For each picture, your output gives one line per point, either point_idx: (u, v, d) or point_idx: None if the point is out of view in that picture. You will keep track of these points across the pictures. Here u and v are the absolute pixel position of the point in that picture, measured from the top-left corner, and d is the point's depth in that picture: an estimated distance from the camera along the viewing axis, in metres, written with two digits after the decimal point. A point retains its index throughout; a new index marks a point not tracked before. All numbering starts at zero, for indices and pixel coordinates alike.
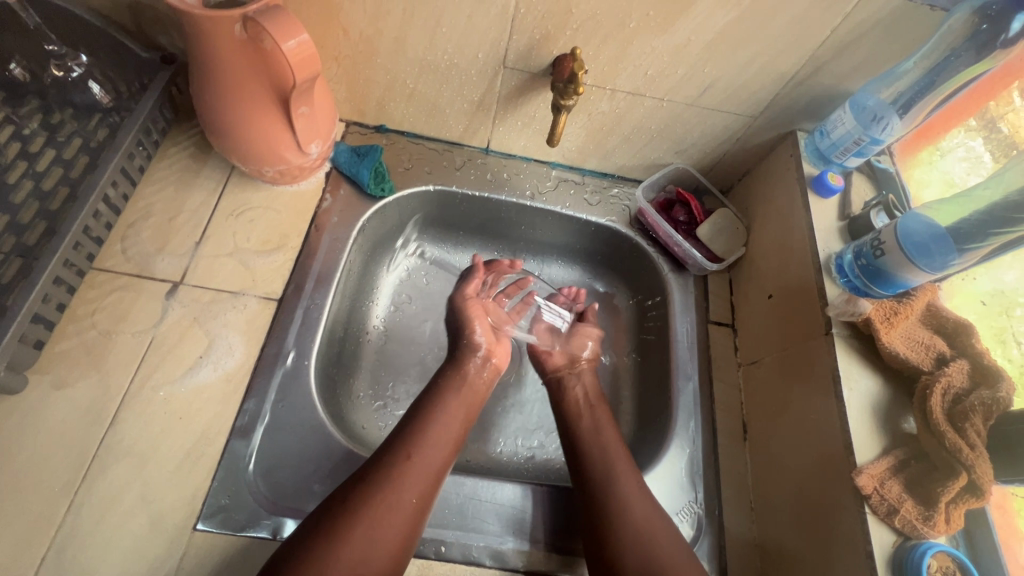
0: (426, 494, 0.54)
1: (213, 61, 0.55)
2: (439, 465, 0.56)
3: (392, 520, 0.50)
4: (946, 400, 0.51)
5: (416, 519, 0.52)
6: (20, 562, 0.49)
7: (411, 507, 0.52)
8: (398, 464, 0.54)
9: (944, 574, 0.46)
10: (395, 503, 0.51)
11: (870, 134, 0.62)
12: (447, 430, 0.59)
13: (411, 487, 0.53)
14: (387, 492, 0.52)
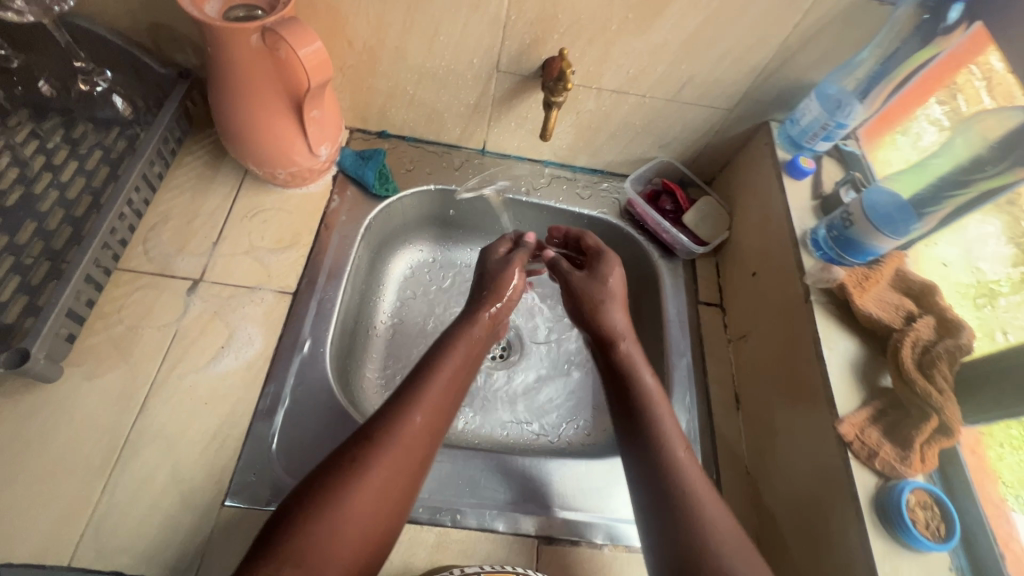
0: (432, 446, 0.51)
1: (231, 71, 0.59)
2: (446, 415, 0.53)
3: (399, 472, 0.47)
4: (916, 351, 0.56)
5: (420, 471, 0.49)
6: (60, 539, 0.52)
7: (416, 458, 0.49)
8: (405, 416, 0.50)
9: (922, 508, 0.50)
10: (403, 454, 0.48)
11: (836, 119, 0.68)
12: (453, 378, 0.55)
13: (418, 439, 0.49)
14: (395, 443, 0.48)
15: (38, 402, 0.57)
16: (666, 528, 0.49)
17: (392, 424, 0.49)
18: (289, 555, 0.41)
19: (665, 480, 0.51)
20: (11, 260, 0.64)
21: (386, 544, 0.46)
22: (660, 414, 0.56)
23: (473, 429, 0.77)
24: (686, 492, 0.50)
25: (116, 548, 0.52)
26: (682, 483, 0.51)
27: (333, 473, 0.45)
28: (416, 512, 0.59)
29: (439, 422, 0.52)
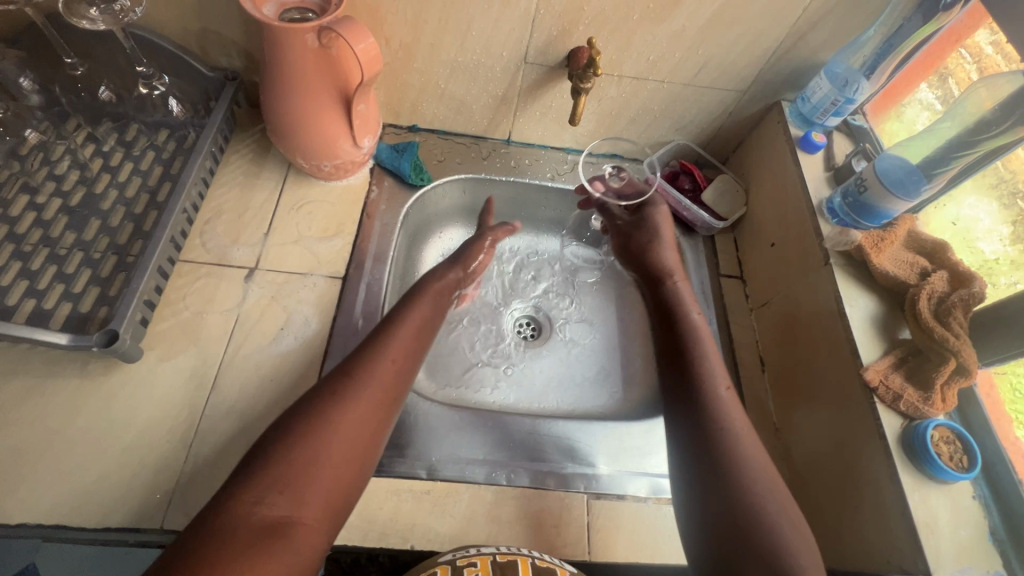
0: (395, 392, 0.56)
1: (285, 69, 0.64)
2: (406, 367, 0.58)
3: (366, 414, 0.52)
4: (932, 302, 0.60)
5: (386, 414, 0.54)
6: (151, 504, 0.56)
7: (379, 403, 0.54)
8: (365, 368, 0.55)
9: (946, 443, 0.55)
10: (367, 399, 0.53)
11: (845, 95, 0.73)
12: (408, 337, 0.61)
13: (381, 385, 0.55)
14: (355, 389, 0.53)
15: (120, 381, 0.62)
16: (700, 447, 0.53)
17: (353, 374, 0.55)
18: (268, 484, 0.45)
19: (709, 409, 0.56)
20: (81, 255, 0.69)
21: (362, 477, 0.51)
22: (707, 353, 0.62)
23: (512, 402, 0.81)
24: (727, 423, 0.55)
25: (202, 511, 0.57)
26: (729, 416, 0.55)
27: (304, 415, 0.50)
28: (473, 473, 0.64)
29: (399, 372, 0.57)
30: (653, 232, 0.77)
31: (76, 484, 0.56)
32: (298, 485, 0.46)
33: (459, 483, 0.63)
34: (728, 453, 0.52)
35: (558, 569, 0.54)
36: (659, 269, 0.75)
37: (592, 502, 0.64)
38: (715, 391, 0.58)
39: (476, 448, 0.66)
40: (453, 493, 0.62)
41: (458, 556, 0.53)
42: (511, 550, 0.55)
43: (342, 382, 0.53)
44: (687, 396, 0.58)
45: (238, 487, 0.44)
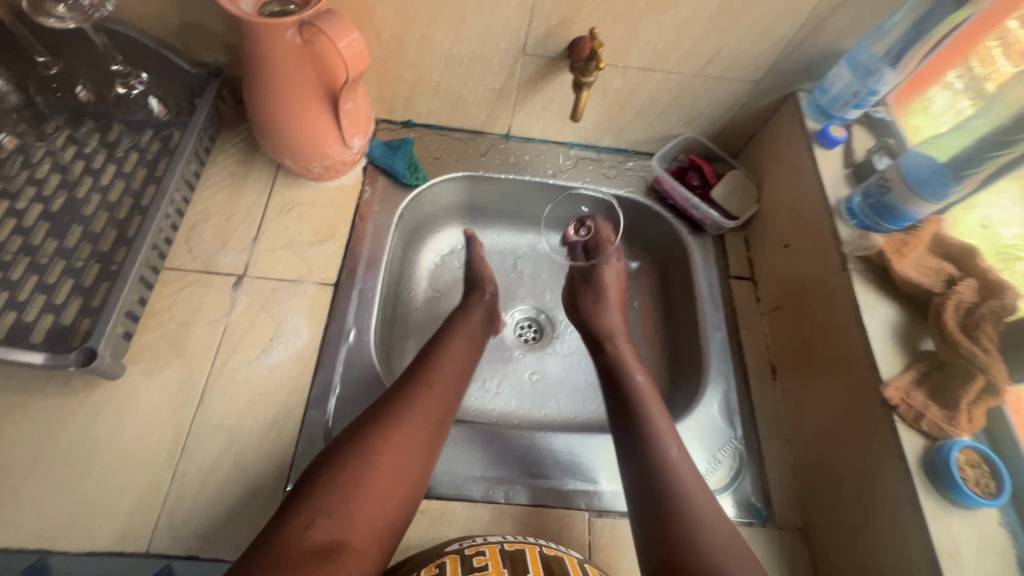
0: (441, 418, 0.57)
1: (267, 67, 0.60)
2: (450, 394, 0.60)
3: (414, 438, 0.53)
4: (959, 314, 0.56)
5: (433, 439, 0.55)
6: (138, 526, 0.54)
7: (426, 428, 0.55)
8: (410, 395, 0.57)
9: (971, 466, 0.51)
10: (414, 423, 0.54)
11: (867, 87, 0.68)
12: (451, 366, 0.62)
13: (426, 410, 0.56)
14: (405, 414, 0.54)
15: (103, 397, 0.60)
16: (642, 477, 0.55)
17: (399, 400, 0.56)
18: (320, 508, 0.46)
19: (648, 443, 0.57)
20: (63, 264, 0.66)
21: (409, 502, 0.51)
22: (650, 396, 0.63)
23: (513, 410, 0.79)
24: (680, 488, 0.53)
25: (189, 533, 0.55)
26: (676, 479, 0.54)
27: (351, 440, 0.51)
28: (470, 490, 0.62)
29: (444, 398, 0.59)
30: (599, 291, 0.78)
31: (60, 506, 0.54)
32: (347, 509, 0.47)
33: (455, 501, 0.61)
34: (668, 482, 0.53)
35: (566, 556, 0.55)
36: (600, 334, 0.73)
37: (593, 520, 0.61)
38: (647, 419, 0.59)
39: (473, 465, 0.64)
40: (449, 512, 0.60)
41: (465, 545, 0.54)
42: (517, 539, 0.56)
43: (387, 408, 0.55)
44: (631, 433, 0.59)
45: (291, 511, 0.46)
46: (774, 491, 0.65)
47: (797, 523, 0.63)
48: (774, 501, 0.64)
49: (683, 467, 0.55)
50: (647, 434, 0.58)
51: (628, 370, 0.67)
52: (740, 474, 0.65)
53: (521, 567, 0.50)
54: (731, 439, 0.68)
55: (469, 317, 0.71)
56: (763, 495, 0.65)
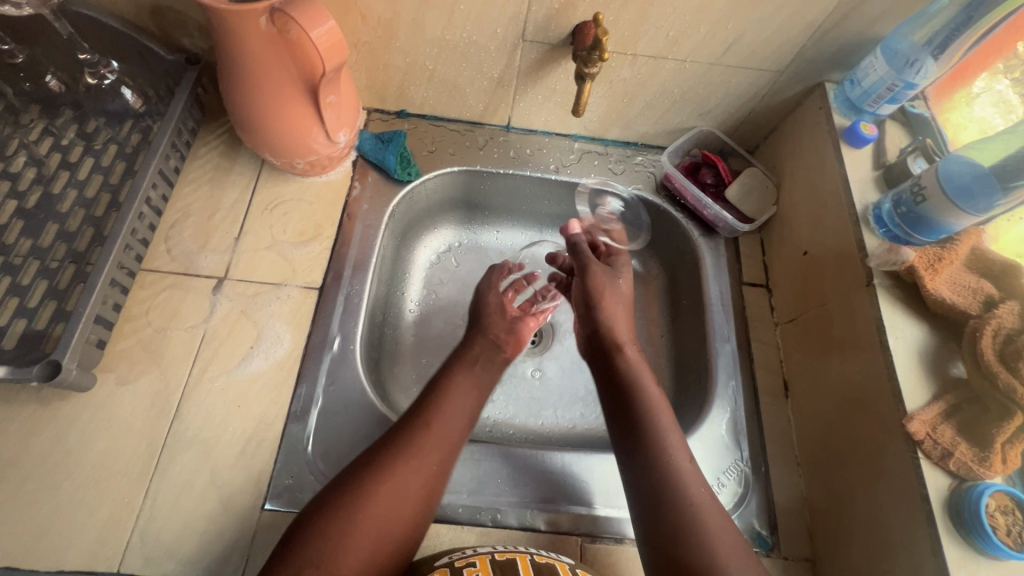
0: (444, 460, 0.52)
1: (242, 58, 0.56)
2: (456, 432, 0.55)
3: (411, 484, 0.49)
4: (998, 341, 0.51)
5: (433, 484, 0.51)
6: (110, 545, 0.52)
7: (425, 473, 0.50)
8: (410, 435, 0.52)
9: (1002, 512, 0.47)
10: (411, 468, 0.50)
11: (904, 79, 0.61)
12: (457, 399, 0.58)
13: (425, 451, 0.52)
14: (406, 458, 0.50)
15: (76, 407, 0.57)
16: (659, 521, 0.49)
17: (399, 440, 0.52)
18: (306, 560, 0.43)
19: (664, 481, 0.51)
20: (37, 265, 0.63)
21: (403, 551, 0.48)
22: (665, 420, 0.56)
23: (507, 420, 0.75)
24: (687, 511, 0.49)
25: (162, 554, 0.53)
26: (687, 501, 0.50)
27: (345, 485, 0.48)
28: (456, 512, 0.59)
29: (447, 437, 0.54)
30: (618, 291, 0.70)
31: (31, 521, 0.52)
32: (335, 562, 0.43)
33: (440, 523, 0.58)
34: (689, 530, 0.48)
35: (558, 562, 0.51)
36: (612, 340, 0.65)
37: (585, 546, 0.58)
38: (660, 438, 0.54)
39: (461, 484, 0.60)
40: (433, 535, 0.57)
41: (455, 558, 0.51)
42: (508, 549, 0.52)
43: (386, 450, 0.51)
44: (643, 468, 0.53)
45: (276, 562, 0.43)
46: (780, 520, 0.61)
47: (803, 553, 0.59)
48: (780, 530, 0.60)
49: (708, 508, 0.50)
50: (664, 471, 0.52)
51: (641, 386, 0.59)
52: (744, 499, 0.61)
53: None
54: (737, 461, 0.63)
55: (472, 345, 0.67)
56: (768, 521, 0.60)
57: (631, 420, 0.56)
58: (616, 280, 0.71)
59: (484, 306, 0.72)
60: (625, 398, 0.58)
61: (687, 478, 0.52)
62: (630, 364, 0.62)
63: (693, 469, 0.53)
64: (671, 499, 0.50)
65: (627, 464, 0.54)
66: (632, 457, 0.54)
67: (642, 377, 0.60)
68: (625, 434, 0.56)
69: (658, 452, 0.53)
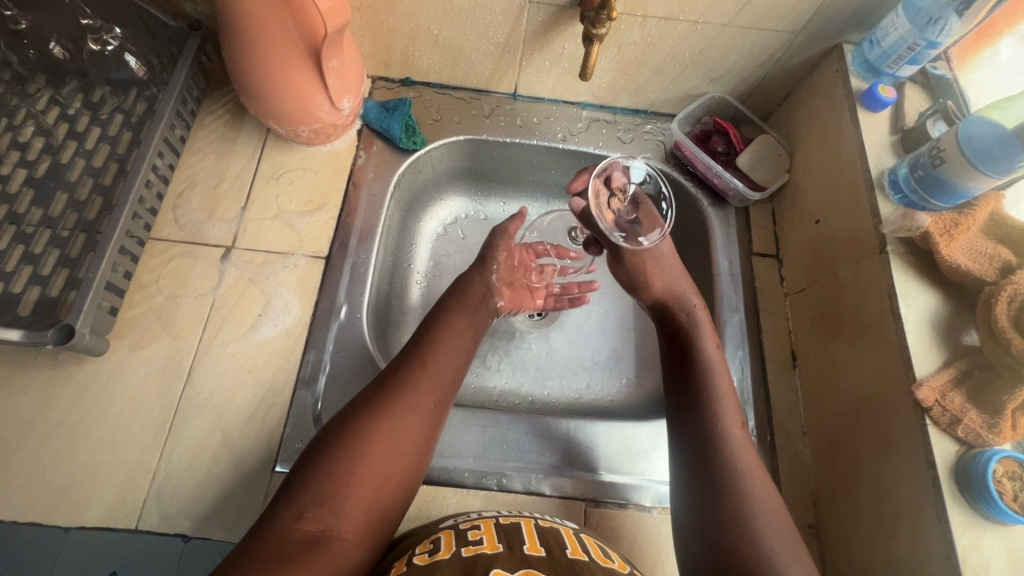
0: (439, 400, 0.53)
1: (243, 20, 0.55)
2: (451, 372, 0.55)
3: (408, 424, 0.50)
4: (1013, 308, 0.49)
5: (430, 424, 0.52)
6: (127, 502, 0.54)
7: (421, 412, 0.51)
8: (404, 376, 0.53)
9: (1009, 478, 0.47)
10: (408, 407, 0.50)
11: (926, 38, 0.59)
12: (451, 339, 0.58)
13: (421, 392, 0.52)
14: (401, 397, 0.51)
15: (91, 372, 0.59)
16: (689, 466, 0.50)
17: (395, 382, 0.52)
18: (309, 499, 0.44)
19: (711, 431, 0.50)
20: (48, 233, 0.63)
21: (406, 489, 0.49)
22: (717, 375, 0.53)
23: (514, 389, 0.76)
24: (733, 458, 0.48)
25: (179, 512, 0.54)
26: (735, 456, 0.48)
27: (342, 428, 0.48)
28: (462, 476, 0.60)
29: (441, 379, 0.54)
30: (655, 256, 0.61)
31: (52, 479, 0.54)
32: (337, 499, 0.44)
33: (447, 486, 0.59)
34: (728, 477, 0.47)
35: (562, 527, 0.52)
36: (668, 301, 0.59)
37: (590, 510, 0.59)
38: (709, 392, 0.52)
39: (467, 450, 0.61)
40: (439, 498, 0.58)
41: (460, 521, 0.51)
42: (514, 514, 0.53)
43: (380, 393, 0.51)
44: (693, 419, 0.51)
45: (282, 502, 0.44)
46: (784, 487, 0.61)
47: (807, 520, 0.60)
48: (784, 497, 0.61)
49: (747, 456, 0.49)
50: (711, 422, 0.50)
51: (701, 345, 0.55)
52: None
53: (517, 540, 0.47)
54: None
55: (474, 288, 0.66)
56: None
57: (687, 380, 0.53)
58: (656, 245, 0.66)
59: (491, 249, 0.69)
60: (682, 359, 0.55)
61: (731, 430, 0.50)
62: (689, 321, 0.57)
63: (736, 412, 0.52)
64: (715, 451, 0.49)
65: (675, 416, 0.53)
66: (684, 410, 0.52)
67: (700, 337, 0.56)
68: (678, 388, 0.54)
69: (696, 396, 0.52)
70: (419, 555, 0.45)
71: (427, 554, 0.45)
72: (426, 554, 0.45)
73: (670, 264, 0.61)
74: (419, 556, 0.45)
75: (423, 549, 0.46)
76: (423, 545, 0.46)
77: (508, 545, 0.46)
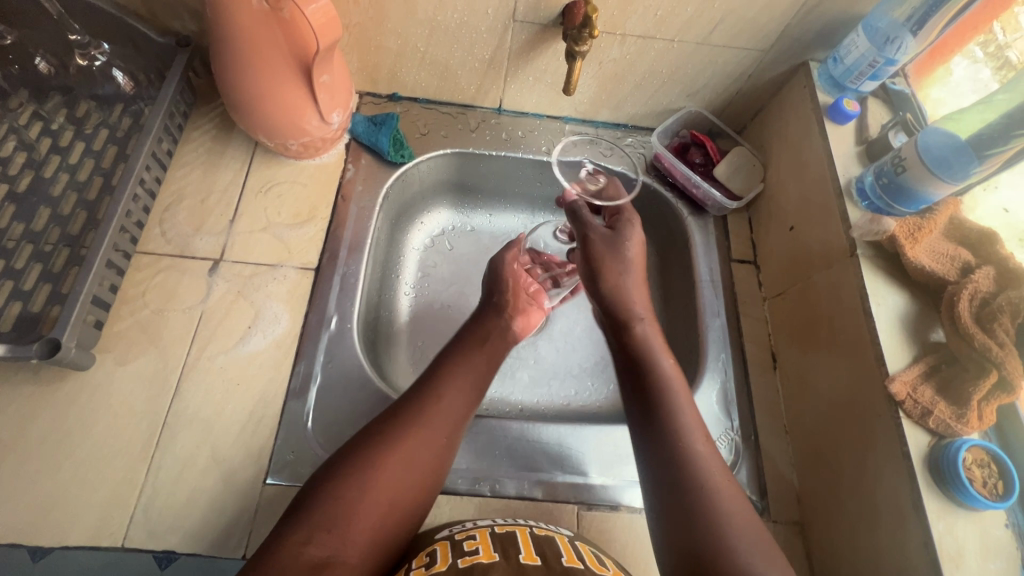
0: (452, 431, 0.53)
1: (234, 36, 0.56)
2: (465, 403, 0.56)
3: (419, 453, 0.50)
4: (974, 305, 0.53)
5: (441, 454, 0.52)
6: (111, 520, 0.53)
7: (435, 442, 0.51)
8: (418, 406, 0.53)
9: (979, 465, 0.49)
10: (421, 437, 0.51)
11: (885, 55, 0.63)
12: (467, 371, 0.58)
13: (434, 424, 0.52)
14: (412, 427, 0.51)
15: (74, 387, 0.58)
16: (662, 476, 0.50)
17: (409, 412, 0.52)
18: (316, 524, 0.44)
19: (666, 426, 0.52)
20: (30, 248, 0.63)
21: (414, 517, 0.49)
22: (677, 392, 0.55)
23: (503, 396, 0.76)
24: (698, 478, 0.48)
25: (167, 527, 0.53)
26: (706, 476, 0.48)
27: (354, 454, 0.49)
28: (457, 483, 0.60)
29: (455, 410, 0.54)
30: (624, 263, 0.66)
31: (32, 499, 0.53)
32: (345, 524, 0.45)
33: (441, 494, 0.59)
34: (690, 466, 0.49)
35: (557, 534, 0.53)
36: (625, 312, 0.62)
37: (582, 514, 0.60)
38: (671, 412, 0.53)
39: (460, 457, 0.62)
40: (433, 506, 0.58)
41: (455, 531, 0.52)
42: (509, 522, 0.54)
43: (393, 422, 0.51)
44: (653, 420, 0.53)
45: (290, 525, 0.44)
46: (769, 485, 0.63)
47: (792, 517, 0.62)
48: (769, 495, 0.62)
49: (711, 462, 0.50)
50: (674, 426, 0.52)
51: (655, 355, 0.58)
52: (735, 467, 0.63)
53: (512, 548, 0.48)
54: (727, 431, 0.65)
55: (485, 319, 0.65)
56: (758, 487, 0.63)
57: (647, 391, 0.55)
58: (622, 245, 0.66)
59: (502, 284, 0.71)
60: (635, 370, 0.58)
61: (692, 435, 0.52)
62: (642, 335, 0.60)
63: (699, 422, 0.53)
64: (678, 454, 0.50)
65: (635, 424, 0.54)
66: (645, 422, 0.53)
67: (656, 353, 0.58)
68: (635, 396, 0.56)
69: (667, 409, 0.53)
70: (416, 568, 0.46)
71: (424, 566, 0.45)
72: (423, 567, 0.45)
73: (637, 269, 0.66)
74: (416, 569, 0.46)
75: (419, 563, 0.46)
76: (419, 558, 0.47)
77: (503, 553, 0.47)
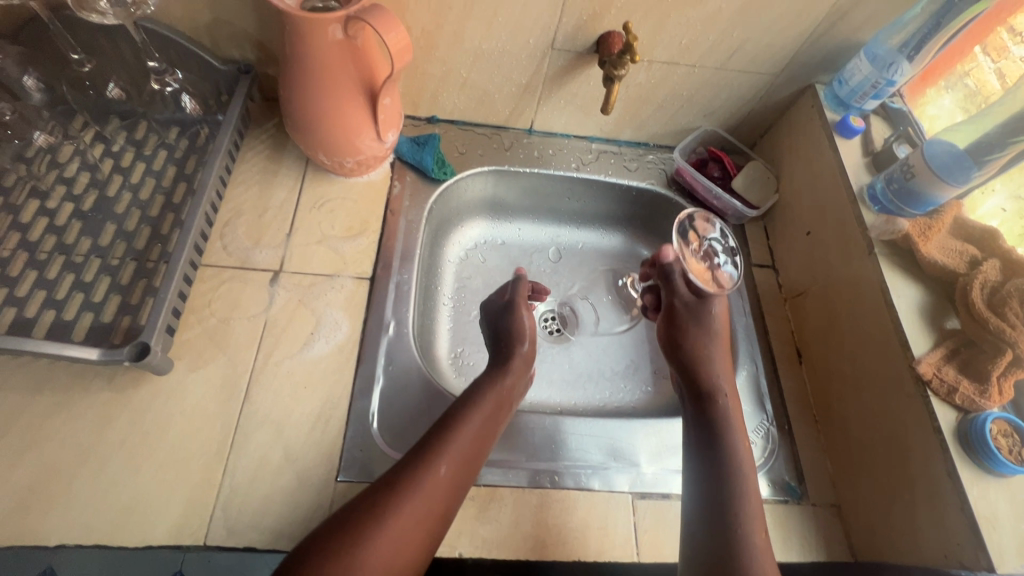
0: (451, 498, 0.52)
1: (308, 61, 0.61)
2: (463, 472, 0.54)
3: (413, 525, 0.49)
4: (985, 292, 0.59)
5: (436, 524, 0.50)
6: (192, 519, 0.55)
7: (432, 512, 0.50)
8: (419, 471, 0.51)
9: (1004, 436, 0.54)
10: (418, 507, 0.49)
11: (886, 77, 0.71)
12: (472, 434, 0.56)
13: (433, 492, 0.51)
14: (413, 496, 0.50)
15: (147, 393, 0.60)
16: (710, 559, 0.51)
17: (409, 477, 0.51)
18: None
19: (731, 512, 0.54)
20: (99, 262, 0.65)
21: None
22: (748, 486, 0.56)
23: (544, 400, 0.80)
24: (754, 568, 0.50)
25: (246, 525, 0.55)
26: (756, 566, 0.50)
27: (351, 523, 0.47)
28: (517, 476, 0.63)
29: (456, 476, 0.53)
30: (709, 331, 0.68)
31: (113, 502, 0.54)
32: None
33: (502, 488, 0.62)
34: (737, 550, 0.51)
35: None
36: (709, 382, 0.65)
37: (636, 502, 0.63)
38: (732, 496, 0.55)
39: (518, 452, 0.65)
40: (496, 499, 0.61)
41: None
42: None
43: (392, 490, 0.50)
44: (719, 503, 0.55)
45: None
46: (806, 470, 0.67)
47: (829, 500, 0.65)
48: (807, 480, 0.66)
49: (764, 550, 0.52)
50: (735, 512, 0.54)
51: (733, 433, 0.60)
52: (773, 454, 0.67)
53: None
54: (764, 421, 0.69)
55: (499, 377, 0.64)
56: (795, 472, 0.66)
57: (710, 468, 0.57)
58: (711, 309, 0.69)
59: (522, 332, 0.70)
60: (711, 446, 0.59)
61: (751, 524, 0.53)
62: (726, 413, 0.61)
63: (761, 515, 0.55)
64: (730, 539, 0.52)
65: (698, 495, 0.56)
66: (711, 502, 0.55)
67: (732, 431, 0.60)
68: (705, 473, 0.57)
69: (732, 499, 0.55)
70: None
71: None
72: None
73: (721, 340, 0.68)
74: None
75: None
76: None
77: None
